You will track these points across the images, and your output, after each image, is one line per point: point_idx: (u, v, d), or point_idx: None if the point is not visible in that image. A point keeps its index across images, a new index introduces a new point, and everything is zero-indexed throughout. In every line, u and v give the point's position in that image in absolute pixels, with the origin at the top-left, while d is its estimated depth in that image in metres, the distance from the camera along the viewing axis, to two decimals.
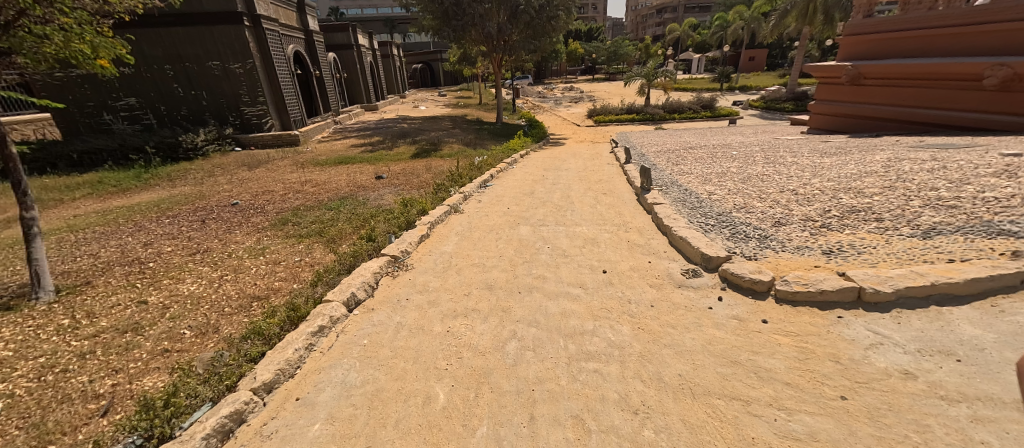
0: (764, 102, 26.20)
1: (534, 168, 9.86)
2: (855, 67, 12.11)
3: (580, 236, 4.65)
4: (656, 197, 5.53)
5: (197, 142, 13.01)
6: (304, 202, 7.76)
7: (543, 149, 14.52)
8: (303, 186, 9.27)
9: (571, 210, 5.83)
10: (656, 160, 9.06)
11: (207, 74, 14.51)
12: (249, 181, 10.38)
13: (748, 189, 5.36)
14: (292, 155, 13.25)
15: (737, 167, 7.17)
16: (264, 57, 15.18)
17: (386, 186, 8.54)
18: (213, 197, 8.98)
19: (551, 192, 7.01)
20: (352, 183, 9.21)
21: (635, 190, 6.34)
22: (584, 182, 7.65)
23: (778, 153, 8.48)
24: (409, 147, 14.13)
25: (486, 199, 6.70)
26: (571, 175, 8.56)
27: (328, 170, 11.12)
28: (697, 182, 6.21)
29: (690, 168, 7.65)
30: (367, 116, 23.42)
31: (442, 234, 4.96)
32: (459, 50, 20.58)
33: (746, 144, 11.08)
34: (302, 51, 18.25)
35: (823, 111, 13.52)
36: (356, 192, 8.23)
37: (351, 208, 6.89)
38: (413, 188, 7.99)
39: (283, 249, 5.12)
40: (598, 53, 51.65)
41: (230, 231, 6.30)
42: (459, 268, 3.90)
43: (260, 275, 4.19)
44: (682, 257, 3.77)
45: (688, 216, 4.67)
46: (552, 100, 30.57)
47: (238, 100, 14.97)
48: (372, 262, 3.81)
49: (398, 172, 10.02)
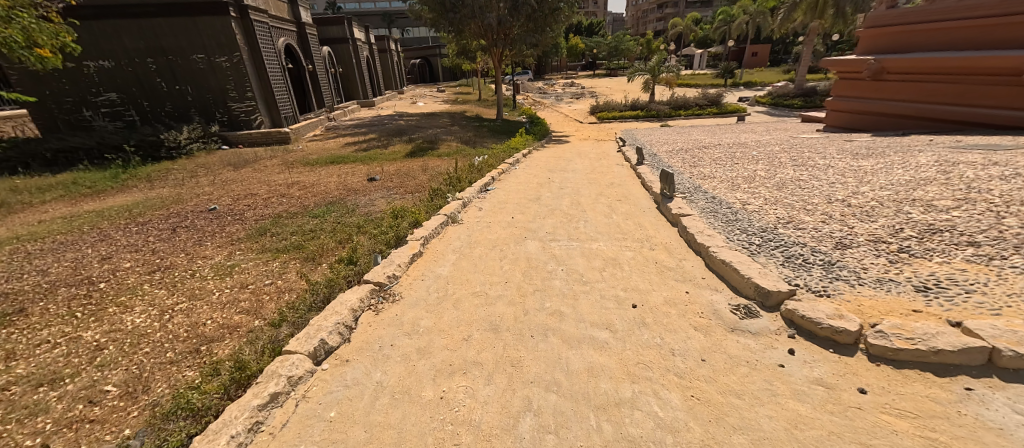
0: (771, 98, 25.49)
1: (538, 169, 9.19)
2: (878, 62, 11.43)
3: (599, 255, 3.98)
4: (681, 207, 4.86)
5: (180, 140, 12.28)
6: (288, 208, 7.09)
7: (546, 147, 13.82)
8: (289, 189, 8.58)
9: (583, 220, 5.17)
10: (670, 161, 8.38)
11: (192, 68, 13.81)
12: (233, 183, 9.70)
13: (788, 197, 4.70)
14: (282, 154, 12.57)
15: (764, 170, 6.51)
16: (252, 51, 14.47)
17: (378, 190, 7.86)
18: (191, 201, 8.30)
19: (559, 198, 6.35)
20: (342, 186, 8.53)
21: (654, 197, 5.67)
22: (595, 186, 6.98)
23: (803, 154, 7.82)
24: (405, 146, 13.43)
25: (488, 206, 6.04)
26: (579, 178, 7.88)
27: (318, 171, 10.45)
28: (724, 188, 5.55)
29: (711, 170, 6.98)
30: (363, 112, 22.67)
31: (437, 251, 4.28)
32: (457, 44, 19.83)
33: (763, 144, 10.41)
34: (294, 44, 17.52)
35: (842, 107, 12.84)
36: (346, 197, 7.55)
37: (337, 216, 6.22)
38: (408, 192, 7.33)
39: (254, 268, 4.46)
40: (599, 48, 50.76)
41: (199, 243, 5.63)
42: (457, 299, 3.24)
43: (219, 305, 3.53)
44: (728, 287, 3.10)
45: (723, 231, 4.00)
46: (554, 96, 29.83)
47: (226, 95, 14.24)
48: (350, 292, 3.14)
49: (392, 173, 9.35)
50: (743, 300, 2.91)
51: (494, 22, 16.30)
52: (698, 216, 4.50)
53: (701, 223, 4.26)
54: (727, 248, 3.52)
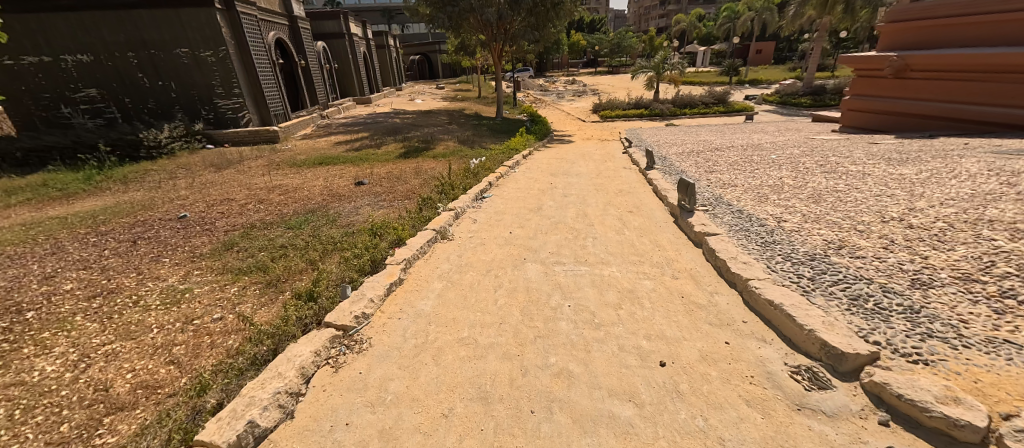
0: (779, 96, 24.77)
1: (539, 172, 8.54)
2: (901, 59, 10.76)
3: (613, 284, 3.34)
4: (706, 222, 4.21)
5: (160, 138, 11.56)
6: (265, 216, 6.45)
7: (547, 147, 13.16)
8: (270, 194, 7.94)
9: (592, 236, 4.52)
10: (683, 165, 7.73)
11: (176, 63, 13.13)
12: (213, 186, 9.06)
13: (831, 213, 4.06)
14: (269, 154, 11.93)
15: (791, 178, 5.86)
16: (240, 45, 13.78)
17: (365, 196, 7.20)
18: (164, 207, 7.66)
19: (563, 207, 5.71)
20: (327, 190, 7.88)
21: (671, 209, 5.02)
22: (601, 194, 6.33)
23: (829, 159, 7.17)
24: (398, 146, 12.77)
25: (483, 217, 5.40)
26: (584, 184, 7.24)
27: (305, 173, 9.81)
28: (751, 199, 4.90)
29: (730, 177, 6.33)
30: (358, 110, 22.00)
31: (420, 277, 3.63)
32: (455, 40, 19.12)
33: (780, 146, 9.74)
34: (285, 38, 16.82)
35: (860, 106, 12.17)
36: (329, 204, 6.89)
37: (315, 228, 5.57)
38: (396, 199, 6.68)
39: (208, 295, 3.81)
40: (600, 45, 50.02)
41: (156, 260, 4.97)
42: (439, 348, 2.60)
43: (149, 352, 2.88)
44: (781, 337, 2.47)
45: (762, 256, 3.35)
46: (555, 93, 29.12)
47: (211, 91, 13.55)
48: (302, 343, 2.50)
49: (382, 176, 8.72)
50: (806, 358, 2.28)
51: (494, 17, 15.61)
52: (727, 235, 3.85)
53: (731, 244, 3.62)
54: (772, 283, 2.89)
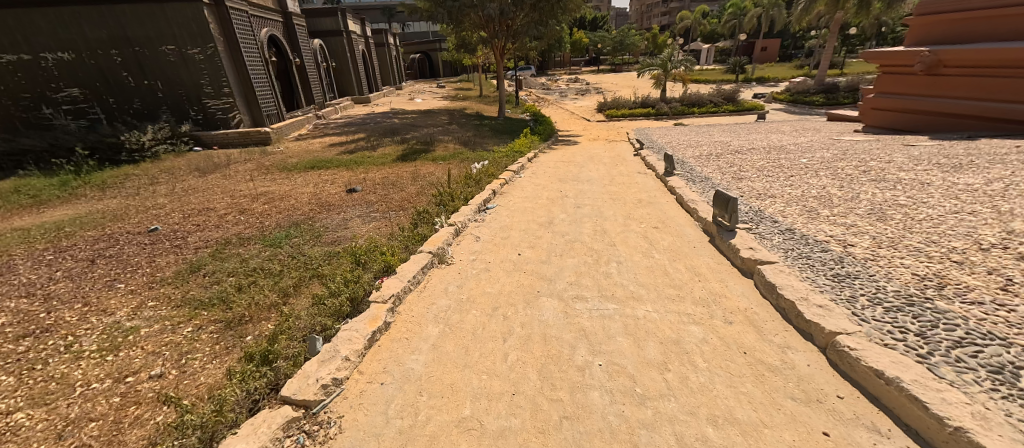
0: (790, 94, 24.04)
1: (547, 178, 7.88)
2: (933, 54, 10.07)
3: (652, 332, 2.66)
4: (755, 245, 3.53)
5: (143, 140, 10.87)
6: (244, 230, 5.78)
7: (553, 149, 12.47)
8: (253, 203, 7.26)
9: (616, 260, 3.84)
10: (705, 170, 7.07)
11: (161, 61, 12.48)
12: (194, 193, 8.40)
13: (908, 235, 3.39)
14: (259, 157, 11.26)
15: (836, 187, 5.18)
16: (229, 43, 13.09)
17: (356, 207, 6.51)
18: (137, 217, 6.99)
19: (577, 221, 5.06)
20: (316, 199, 7.21)
21: (705, 225, 4.36)
22: (619, 205, 5.65)
23: (868, 164, 6.49)
24: (396, 148, 12.10)
25: (487, 235, 4.72)
26: (598, 193, 6.56)
27: (295, 178, 9.18)
28: (800, 215, 4.23)
29: (764, 185, 5.65)
30: (356, 110, 21.34)
31: (412, 317, 2.98)
32: (456, 36, 18.43)
33: (806, 148, 9.02)
34: (278, 35, 16.14)
35: (887, 104, 11.46)
36: (315, 216, 6.21)
37: (296, 246, 4.91)
38: (390, 212, 6.00)
39: (154, 339, 3.13)
40: (603, 43, 49.25)
41: (110, 285, 4.31)
42: (433, 438, 1.96)
43: (57, 434, 2.24)
44: (904, 429, 1.83)
45: (842, 295, 2.68)
46: (558, 92, 28.43)
47: (200, 91, 12.89)
48: (247, 437, 1.86)
49: (376, 183, 8.07)
50: None
51: (496, 12, 14.93)
52: (785, 263, 3.19)
53: (797, 277, 2.95)
54: (870, 341, 2.23)
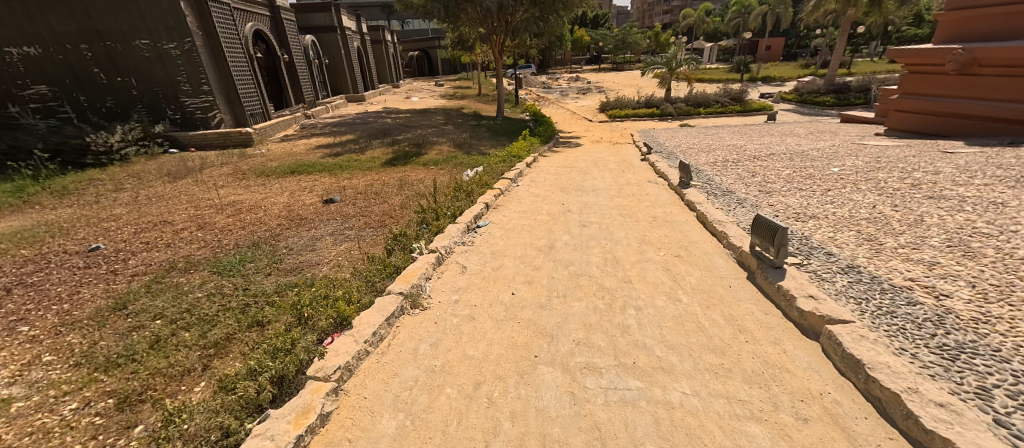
0: (798, 94, 23.30)
1: (547, 187, 7.11)
2: (967, 52, 9.25)
3: (697, 437, 1.88)
4: (817, 291, 2.75)
5: (111, 142, 10.07)
6: (196, 251, 4.98)
7: (554, 152, 11.69)
8: (216, 215, 6.45)
9: (634, 305, 3.05)
10: (725, 180, 6.30)
11: (135, 56, 11.65)
12: (158, 202, 7.58)
13: (1017, 283, 2.63)
14: (237, 160, 10.45)
15: (888, 205, 4.41)
16: (209, 37, 12.26)
17: (329, 223, 5.72)
18: (85, 231, 6.17)
19: (583, 245, 4.28)
20: (287, 211, 6.42)
21: (740, 256, 3.58)
22: (630, 225, 4.86)
23: (912, 176, 5.72)
24: (386, 150, 11.32)
25: (475, 264, 3.92)
26: (605, 207, 5.76)
27: (272, 185, 8.42)
28: (861, 246, 3.44)
29: (800, 201, 4.88)
30: (349, 109, 20.50)
31: (364, 400, 2.20)
32: (453, 32, 17.62)
33: (831, 154, 8.25)
34: (264, 30, 15.30)
35: (915, 107, 10.63)
36: (281, 234, 5.41)
37: (249, 275, 4.13)
38: (365, 231, 5.22)
39: (19, 424, 2.32)
40: (605, 41, 48.36)
41: (10, 328, 3.49)
42: None
43: None
44: None
45: (968, 388, 1.91)
46: (559, 90, 27.64)
47: (177, 89, 12.08)
48: None
49: (358, 191, 7.30)
50: None
51: (495, 6, 14.12)
52: (866, 324, 2.41)
53: (889, 351, 2.17)
54: None
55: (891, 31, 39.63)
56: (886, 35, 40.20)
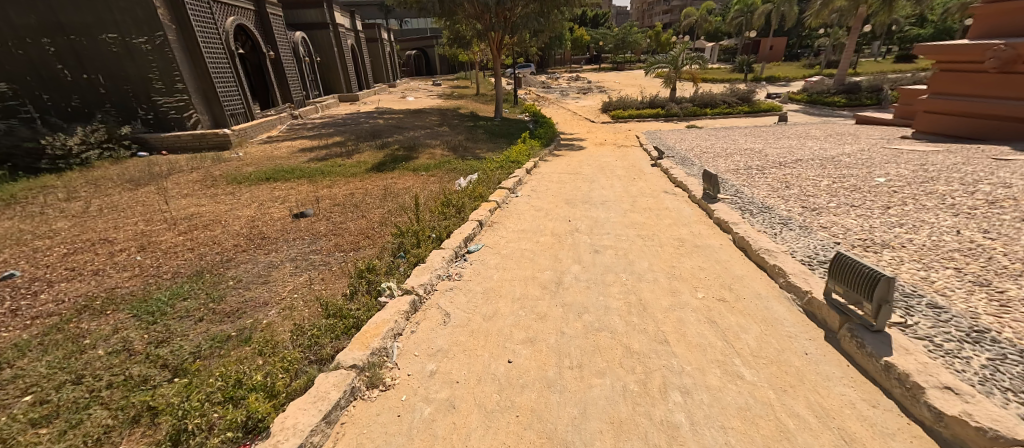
0: (806, 94, 22.53)
1: (551, 198, 6.27)
2: (1010, 47, 8.43)
3: None
4: (955, 379, 1.92)
5: (69, 144, 9.12)
6: (124, 283, 4.08)
7: (556, 155, 10.85)
8: (166, 232, 5.55)
9: (679, 385, 2.19)
10: (757, 192, 5.44)
11: (102, 51, 10.74)
12: (108, 214, 6.69)
13: None
14: (210, 165, 9.56)
15: (976, 230, 3.57)
16: (183, 31, 11.35)
17: (293, 244, 4.84)
18: (10, 251, 5.25)
19: (598, 281, 3.40)
20: (248, 227, 5.54)
21: (810, 305, 2.73)
22: (653, 251, 4.01)
23: (979, 189, 4.88)
24: (374, 154, 10.45)
25: (461, 310, 3.05)
26: (619, 225, 4.89)
27: (243, 193, 7.55)
28: (975, 295, 2.61)
29: (860, 223, 4.02)
30: (340, 108, 19.60)
31: None
32: (450, 28, 16.78)
33: (865, 161, 7.41)
34: (247, 24, 14.38)
35: (946, 108, 9.82)
36: (233, 259, 4.53)
37: (173, 321, 3.25)
38: (332, 257, 4.35)
39: None
40: (605, 40, 47.47)
41: None
42: None
43: None
44: None
45: None
46: (559, 90, 26.81)
47: (149, 86, 11.16)
48: None
49: (334, 203, 6.43)
50: None
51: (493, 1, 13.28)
52: None
53: None
54: None
55: (896, 31, 38.82)
56: (890, 34, 39.46)
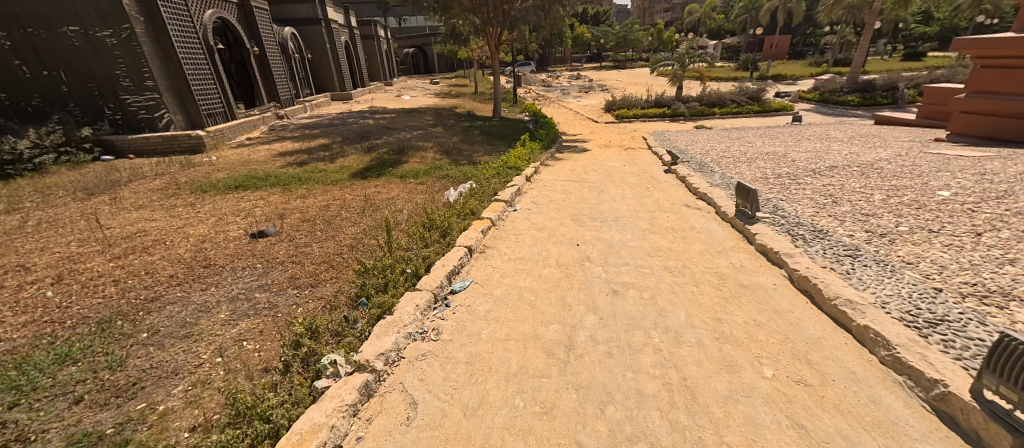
0: (817, 93, 21.65)
1: (554, 213, 5.39)
2: None
3: None
4: None
5: (18, 146, 8.21)
6: (11, 335, 3.19)
7: (558, 159, 9.98)
8: (96, 257, 4.66)
9: None
10: (802, 210, 4.55)
11: (63, 46, 9.83)
12: (44, 230, 5.79)
13: None
14: (177, 170, 8.65)
15: None
16: (153, 23, 10.44)
17: (240, 275, 3.95)
18: None
19: (621, 346, 2.52)
20: (195, 250, 4.65)
21: (944, 406, 1.92)
22: (688, 293, 3.13)
23: None
24: (360, 158, 9.58)
25: (435, 396, 2.18)
26: (639, 252, 4.01)
27: (204, 204, 6.67)
28: None
29: (955, 257, 3.14)
30: (331, 108, 18.68)
31: None
32: (445, 23, 15.89)
33: (911, 167, 6.52)
34: (228, 18, 13.45)
35: (987, 108, 8.89)
36: (161, 297, 3.64)
37: (39, 406, 2.36)
38: (282, 296, 3.46)
39: None
40: (607, 38, 46.42)
41: None
42: None
43: None
44: None
45: None
46: (559, 89, 25.90)
47: (115, 83, 10.25)
48: None
49: (302, 219, 5.54)
50: None
51: None
52: None
53: None
54: None
55: (903, 28, 37.87)
56: (895, 32, 38.66)
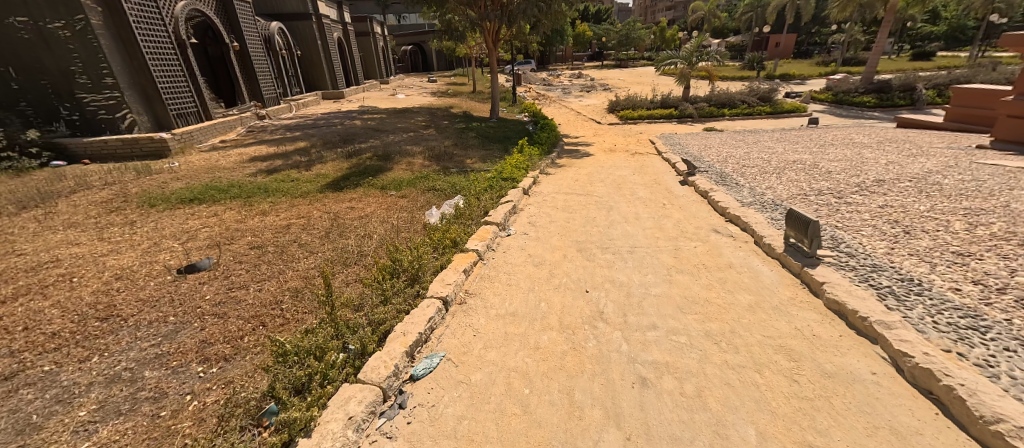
0: (829, 94, 20.69)
1: (555, 240, 4.43)
2: None
3: None
4: None
5: None
6: None
7: (559, 166, 9.05)
8: None
9: None
10: (872, 244, 3.60)
11: (9, 38, 8.80)
12: None
13: None
14: (131, 179, 7.70)
15: None
16: (114, 15, 9.44)
17: (138, 337, 2.96)
18: None
19: None
20: (100, 292, 3.65)
21: None
22: (750, 386, 2.18)
23: None
24: (339, 164, 8.63)
25: None
26: (667, 304, 3.06)
27: (146, 221, 5.70)
28: None
29: None
30: (320, 107, 17.72)
31: None
32: (439, 17, 14.89)
33: (972, 183, 5.59)
34: (205, 10, 12.46)
35: None
36: (15, 374, 2.64)
37: None
38: (179, 378, 2.49)
39: None
40: (609, 36, 45.30)
41: None
42: None
43: None
44: None
45: None
46: (560, 88, 24.92)
47: (71, 81, 9.25)
48: None
49: (251, 245, 4.57)
50: None
51: None
52: None
53: None
54: None
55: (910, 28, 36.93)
56: (902, 32, 37.72)
